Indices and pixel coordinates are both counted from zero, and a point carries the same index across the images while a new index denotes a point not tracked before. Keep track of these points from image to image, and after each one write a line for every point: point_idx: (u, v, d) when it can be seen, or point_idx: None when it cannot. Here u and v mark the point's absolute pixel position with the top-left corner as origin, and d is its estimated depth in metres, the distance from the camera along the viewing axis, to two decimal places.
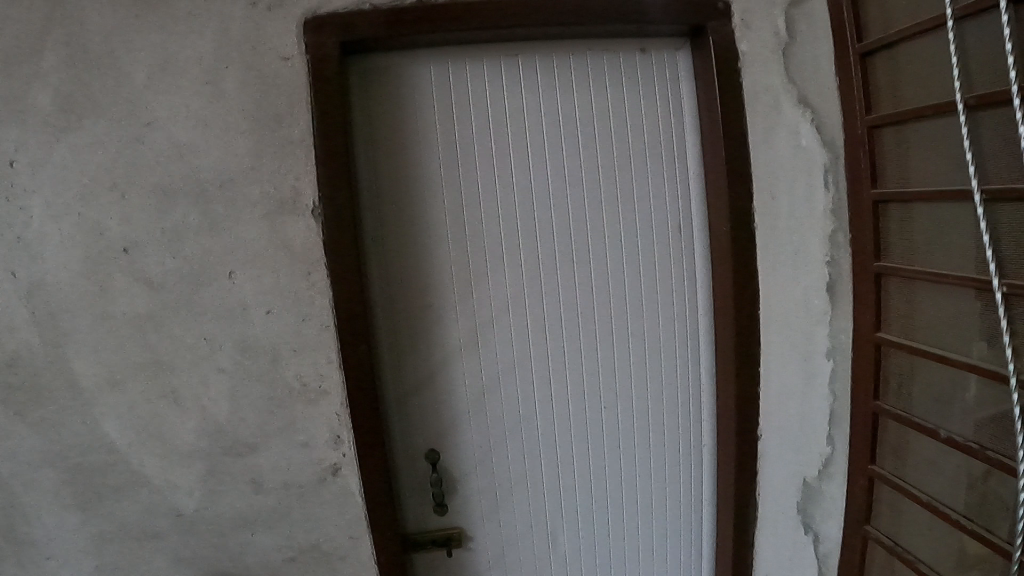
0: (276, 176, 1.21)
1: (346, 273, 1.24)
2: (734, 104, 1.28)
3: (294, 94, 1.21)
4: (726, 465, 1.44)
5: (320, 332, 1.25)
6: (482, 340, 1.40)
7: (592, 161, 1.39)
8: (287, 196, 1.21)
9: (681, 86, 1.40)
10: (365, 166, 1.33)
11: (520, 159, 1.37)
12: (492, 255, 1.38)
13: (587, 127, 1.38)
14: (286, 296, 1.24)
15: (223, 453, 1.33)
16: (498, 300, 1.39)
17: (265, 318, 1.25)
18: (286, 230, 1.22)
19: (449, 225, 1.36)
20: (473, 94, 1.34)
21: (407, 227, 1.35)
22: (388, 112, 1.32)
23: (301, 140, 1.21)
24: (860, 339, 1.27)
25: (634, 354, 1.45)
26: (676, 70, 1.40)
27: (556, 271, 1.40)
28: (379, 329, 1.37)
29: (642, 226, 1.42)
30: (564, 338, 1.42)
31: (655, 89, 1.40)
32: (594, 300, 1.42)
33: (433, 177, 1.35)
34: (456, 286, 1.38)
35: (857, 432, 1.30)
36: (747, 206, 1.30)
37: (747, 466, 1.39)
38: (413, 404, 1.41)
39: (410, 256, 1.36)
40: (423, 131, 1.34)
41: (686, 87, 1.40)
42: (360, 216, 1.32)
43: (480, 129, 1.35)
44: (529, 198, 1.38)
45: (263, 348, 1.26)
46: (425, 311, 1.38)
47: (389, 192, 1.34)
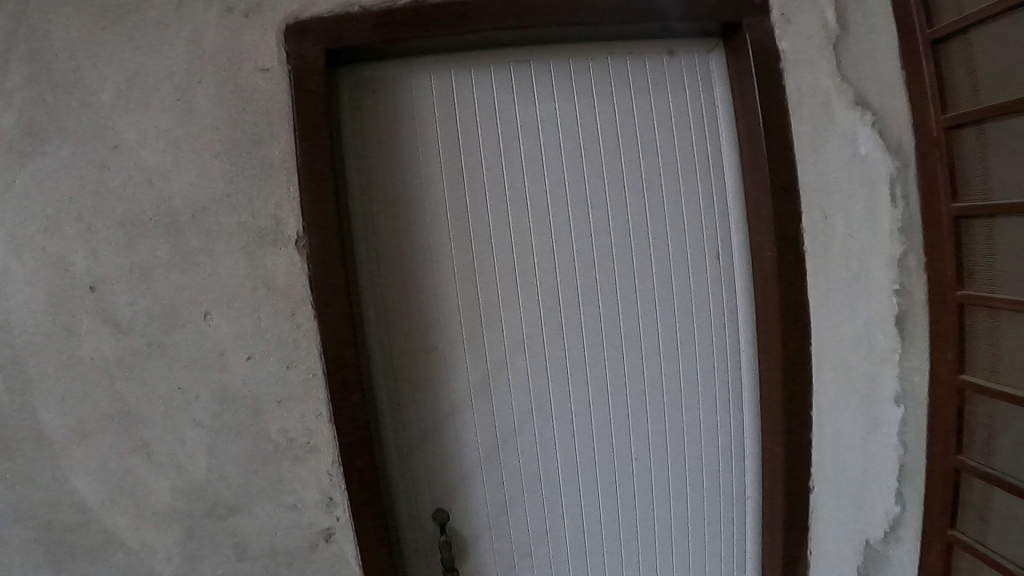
0: (255, 204, 1.07)
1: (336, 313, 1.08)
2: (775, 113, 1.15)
3: (274, 110, 1.07)
4: (772, 515, 1.28)
5: (306, 380, 1.09)
6: (495, 383, 1.23)
7: (616, 180, 1.23)
8: (266, 226, 1.07)
9: (716, 95, 1.24)
10: (359, 189, 1.17)
11: (535, 180, 1.21)
12: (506, 289, 1.22)
13: (609, 142, 1.22)
14: (267, 339, 1.08)
15: (202, 515, 1.18)
16: (513, 339, 1.23)
17: (244, 364, 1.10)
18: (267, 265, 1.07)
19: (457, 255, 1.20)
20: (480, 107, 1.19)
21: (409, 258, 1.19)
22: (384, 128, 1.17)
23: (281, 162, 1.06)
24: (939, 381, 1.07)
25: (668, 398, 1.28)
26: (708, 74, 1.25)
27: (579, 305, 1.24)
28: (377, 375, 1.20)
29: (673, 253, 1.25)
30: (590, 381, 1.25)
31: (684, 97, 1.24)
32: (622, 337, 1.25)
33: (438, 200, 1.19)
34: (464, 324, 1.21)
35: (934, 492, 1.10)
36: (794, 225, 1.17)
37: (797, 513, 1.24)
38: (417, 459, 1.23)
39: (409, 289, 1.20)
40: (425, 149, 1.18)
41: (721, 95, 1.25)
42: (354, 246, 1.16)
43: (490, 146, 1.19)
44: (545, 223, 1.22)
45: (242, 399, 1.11)
46: (427, 351, 1.21)
47: (387, 219, 1.18)
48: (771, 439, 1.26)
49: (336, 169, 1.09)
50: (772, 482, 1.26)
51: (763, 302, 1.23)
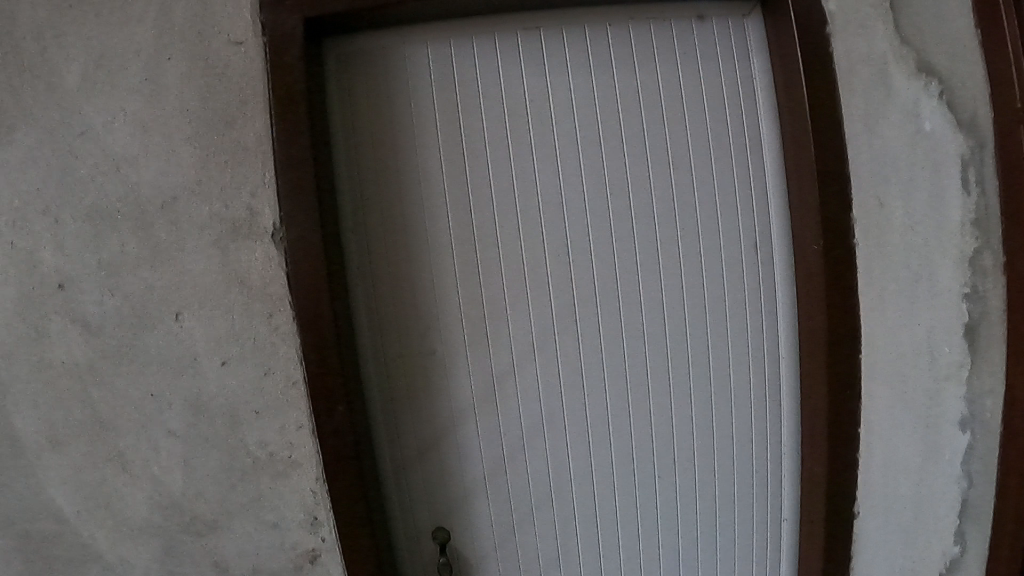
0: (228, 193, 0.96)
1: (319, 317, 0.95)
2: (818, 88, 1.02)
3: (250, 88, 0.96)
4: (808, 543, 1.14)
5: (286, 389, 0.98)
6: (501, 395, 1.09)
7: (638, 164, 1.08)
8: (240, 218, 0.95)
9: (755, 72, 1.11)
10: (344, 176, 1.03)
11: (547, 164, 1.06)
12: (512, 287, 1.07)
13: (631, 122, 1.08)
14: (243, 344, 0.98)
15: (180, 530, 1.09)
16: (521, 344, 1.08)
17: (219, 371, 1.00)
18: (241, 261, 0.96)
19: (459, 250, 1.05)
20: (483, 81, 1.05)
21: (402, 254, 1.05)
22: (374, 106, 1.03)
23: (256, 146, 0.95)
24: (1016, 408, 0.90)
25: (697, 410, 1.14)
26: (744, 42, 1.11)
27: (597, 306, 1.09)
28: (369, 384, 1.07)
29: (704, 247, 1.11)
30: (609, 391, 1.11)
31: (718, 68, 1.10)
32: (645, 343, 1.11)
33: (436, 187, 1.04)
34: (465, 328, 1.07)
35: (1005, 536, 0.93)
36: (842, 217, 1.03)
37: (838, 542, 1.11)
38: (414, 475, 1.11)
39: (406, 289, 1.05)
40: (422, 130, 1.04)
41: (761, 72, 1.11)
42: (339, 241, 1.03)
43: (495, 126, 1.05)
44: (558, 213, 1.07)
45: (219, 408, 1.01)
46: (426, 360, 1.07)
47: (377, 209, 1.04)
48: (812, 457, 1.12)
49: (318, 152, 0.96)
50: (810, 502, 1.13)
51: (808, 305, 1.09)
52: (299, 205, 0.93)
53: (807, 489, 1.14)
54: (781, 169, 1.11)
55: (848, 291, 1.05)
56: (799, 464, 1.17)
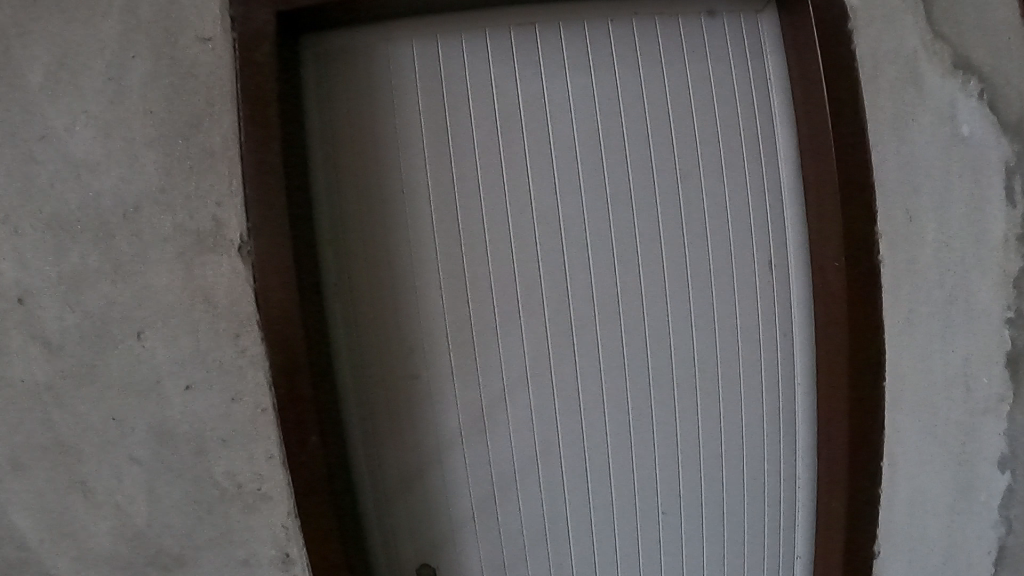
0: (192, 202, 0.88)
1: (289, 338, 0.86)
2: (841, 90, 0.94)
3: (218, 90, 0.88)
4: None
5: (255, 416, 0.90)
6: (491, 423, 1.00)
7: (642, 172, 0.99)
8: (205, 229, 0.87)
9: (769, 73, 1.02)
10: (319, 185, 0.95)
11: (542, 173, 0.97)
12: (502, 305, 0.98)
13: (635, 125, 0.99)
14: (209, 366, 0.90)
15: (146, 563, 1.01)
16: (514, 367, 0.99)
17: (184, 395, 0.92)
18: (205, 277, 0.88)
19: (445, 265, 0.97)
20: (471, 81, 0.96)
21: (382, 269, 0.96)
22: (354, 110, 0.95)
23: (222, 151, 0.87)
24: None
25: (706, 440, 1.05)
26: (758, 40, 1.03)
27: (598, 326, 1.00)
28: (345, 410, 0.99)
29: (714, 263, 1.02)
30: (610, 419, 1.03)
31: (729, 68, 1.02)
32: (650, 367, 1.02)
33: (420, 196, 0.96)
34: (453, 350, 0.98)
35: None
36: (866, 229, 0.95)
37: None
38: (397, 508, 1.03)
39: (388, 307, 0.97)
40: (409, 134, 0.96)
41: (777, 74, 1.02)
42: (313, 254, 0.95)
43: (485, 130, 0.96)
44: (553, 225, 0.98)
45: (184, 435, 0.93)
46: (410, 383, 0.98)
47: (355, 220, 0.96)
48: (829, 491, 1.04)
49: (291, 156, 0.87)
50: (827, 537, 1.05)
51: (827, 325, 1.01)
52: (273, 214, 0.84)
53: (822, 525, 1.06)
54: (797, 178, 1.02)
55: (873, 309, 0.96)
56: (814, 499, 1.08)
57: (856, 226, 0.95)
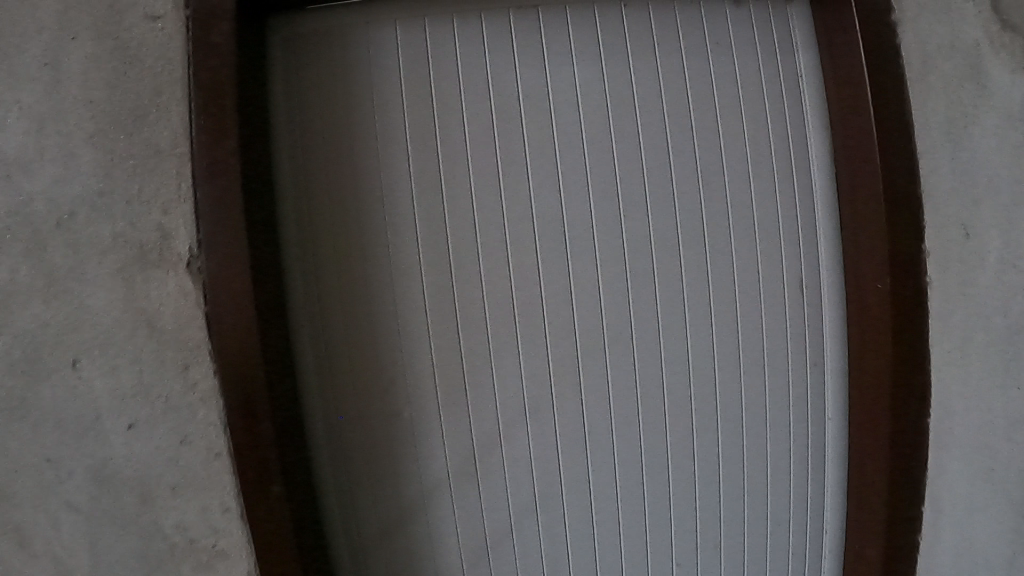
0: (135, 209, 0.75)
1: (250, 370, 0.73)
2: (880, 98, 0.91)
3: (169, 79, 0.76)
4: None
5: (207, 460, 0.77)
6: (484, 469, 0.85)
7: (660, 179, 0.87)
8: (149, 241, 0.74)
9: (801, 78, 0.94)
10: (287, 191, 0.80)
11: (546, 176, 0.84)
12: (498, 331, 0.83)
13: (652, 126, 0.87)
14: (154, 401, 0.77)
15: None
16: (510, 404, 0.84)
17: (126, 435, 0.78)
18: (148, 297, 0.75)
19: (431, 283, 0.82)
20: (463, 69, 0.83)
21: (357, 289, 0.81)
22: (329, 103, 0.81)
23: (171, 149, 0.74)
24: None
25: (730, 484, 0.93)
26: (790, 36, 0.95)
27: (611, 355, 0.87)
28: (315, 457, 0.83)
29: (738, 285, 0.90)
30: (621, 462, 0.89)
31: (756, 63, 0.92)
32: (667, 402, 0.89)
33: (403, 203, 0.81)
34: (441, 384, 0.83)
35: None
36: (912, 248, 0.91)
37: None
38: (375, 566, 0.88)
39: (366, 336, 0.81)
40: (392, 131, 0.81)
41: (809, 82, 0.94)
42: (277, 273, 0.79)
43: (480, 125, 0.83)
44: (559, 238, 0.84)
45: (128, 481, 0.80)
46: (391, 426, 0.83)
47: (328, 232, 0.80)
48: (863, 537, 0.96)
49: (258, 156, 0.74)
50: None
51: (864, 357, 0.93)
52: (234, 223, 0.71)
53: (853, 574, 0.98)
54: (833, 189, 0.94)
55: (915, 334, 0.92)
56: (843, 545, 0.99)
57: (902, 248, 0.91)
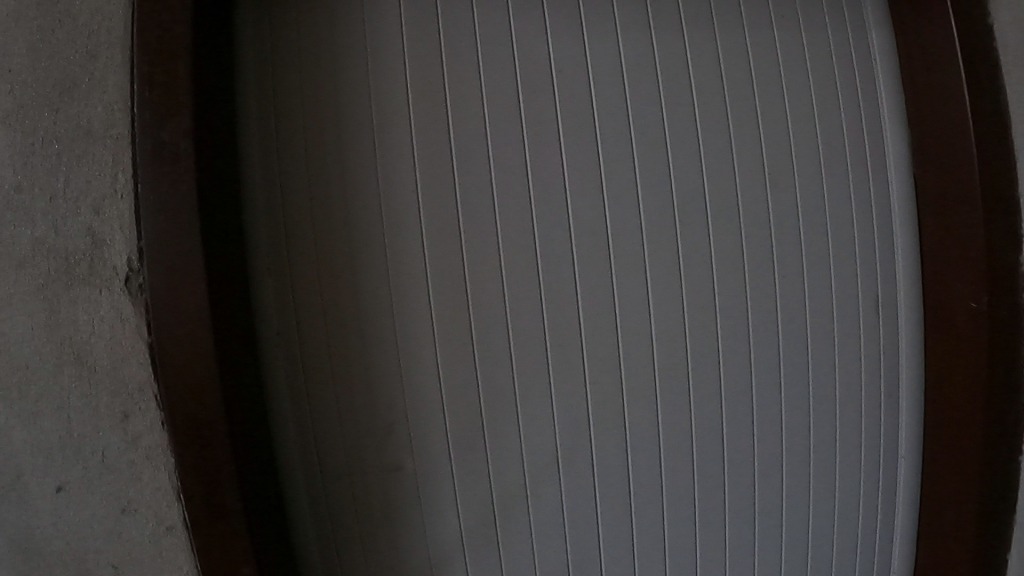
0: (60, 209, 0.58)
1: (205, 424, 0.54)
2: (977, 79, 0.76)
3: (107, 40, 0.59)
4: None
5: (156, 530, 0.61)
6: (505, 536, 0.67)
7: (724, 176, 0.70)
8: (79, 251, 0.57)
9: (874, 57, 0.79)
10: (258, 189, 0.61)
11: (587, 164, 0.65)
12: (524, 362, 0.64)
13: (712, 106, 0.70)
14: (87, 457, 0.59)
15: None
16: (540, 454, 0.66)
17: (54, 500, 0.61)
18: (78, 324, 0.58)
19: (439, 306, 0.62)
20: (480, 26, 0.65)
21: (348, 319, 0.62)
22: (312, 75, 0.62)
23: (105, 130, 0.58)
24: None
25: (798, 543, 0.77)
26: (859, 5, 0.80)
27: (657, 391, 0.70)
28: (299, 529, 0.66)
29: (815, 305, 0.74)
30: (671, 521, 0.72)
31: (827, 37, 0.77)
32: (726, 448, 0.72)
33: (403, 202, 0.62)
34: (453, 435, 0.64)
35: None
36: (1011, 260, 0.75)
37: None
38: None
39: (357, 380, 0.62)
40: (391, 108, 0.62)
41: (883, 63, 0.79)
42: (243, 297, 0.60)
43: (503, 97, 0.64)
44: (602, 243, 0.65)
45: (58, 558, 0.62)
46: (389, 492, 0.64)
47: (308, 243, 0.61)
48: None
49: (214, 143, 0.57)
50: None
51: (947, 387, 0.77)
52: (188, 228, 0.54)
53: None
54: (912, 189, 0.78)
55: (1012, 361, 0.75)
56: None
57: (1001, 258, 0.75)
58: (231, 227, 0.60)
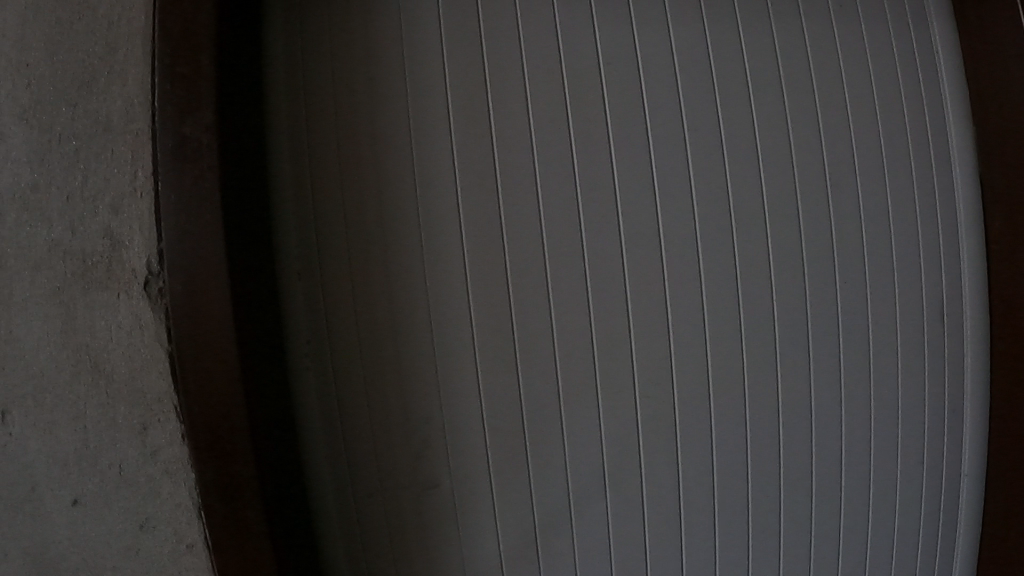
0: (76, 208, 0.54)
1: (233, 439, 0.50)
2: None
3: (128, 30, 0.56)
4: None
5: (177, 547, 0.57)
6: (546, 558, 0.62)
7: (781, 177, 0.67)
8: (96, 251, 0.54)
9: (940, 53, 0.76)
10: (286, 187, 0.57)
11: (638, 163, 0.62)
12: (570, 373, 0.60)
13: (769, 104, 0.67)
14: (104, 470, 0.56)
15: None
16: (586, 472, 0.61)
17: (70, 514, 0.57)
18: (95, 329, 0.54)
19: (479, 312, 0.58)
20: (524, 18, 0.62)
21: (382, 326, 0.58)
22: (344, 67, 0.59)
23: (124, 125, 0.55)
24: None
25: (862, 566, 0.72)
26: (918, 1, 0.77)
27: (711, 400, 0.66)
28: (328, 549, 0.61)
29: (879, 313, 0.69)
30: (723, 544, 0.67)
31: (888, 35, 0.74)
32: (784, 463, 0.68)
33: (441, 201, 0.58)
34: (493, 448, 0.60)
35: None
36: None
37: None
38: None
39: (391, 388, 0.58)
40: (429, 102, 0.59)
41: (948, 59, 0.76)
42: (269, 303, 0.56)
43: (549, 92, 0.61)
44: (654, 246, 0.62)
45: (75, 575, 0.58)
46: (424, 509, 0.60)
47: (340, 244, 0.57)
48: None
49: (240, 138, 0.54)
50: None
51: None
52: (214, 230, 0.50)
53: None
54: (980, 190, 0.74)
55: None
56: None
57: None
58: (258, 226, 0.56)
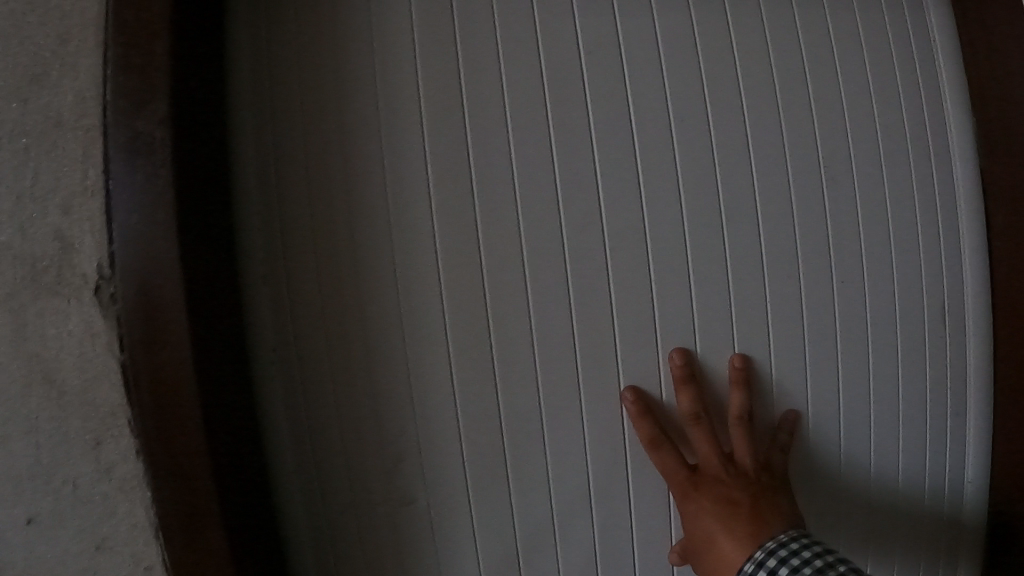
0: (25, 209, 0.51)
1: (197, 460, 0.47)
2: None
3: (81, 20, 0.52)
4: None
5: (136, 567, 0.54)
6: (529, 571, 0.60)
7: (773, 178, 0.66)
8: (46, 255, 0.51)
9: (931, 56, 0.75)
10: (251, 182, 0.54)
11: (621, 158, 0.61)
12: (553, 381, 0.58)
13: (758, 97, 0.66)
14: (57, 486, 0.53)
15: None
16: (570, 479, 0.59)
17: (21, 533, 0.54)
18: (45, 337, 0.51)
19: (453, 314, 0.56)
20: (505, 15, 0.60)
21: (356, 328, 0.54)
22: (315, 58, 0.56)
23: (76, 121, 0.51)
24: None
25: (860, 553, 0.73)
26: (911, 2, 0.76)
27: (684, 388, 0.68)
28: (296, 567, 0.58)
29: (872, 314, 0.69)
30: None
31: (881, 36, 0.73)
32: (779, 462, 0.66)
33: (416, 197, 0.56)
34: (471, 456, 0.57)
35: None
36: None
37: None
38: None
39: (362, 393, 0.55)
40: (403, 94, 0.56)
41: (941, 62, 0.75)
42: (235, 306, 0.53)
43: (528, 87, 0.59)
44: (637, 243, 0.61)
45: None
46: (397, 521, 0.57)
47: (309, 242, 0.54)
48: None
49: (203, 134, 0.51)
50: None
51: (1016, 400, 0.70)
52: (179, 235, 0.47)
53: None
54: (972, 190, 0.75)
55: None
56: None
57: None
58: (222, 225, 0.52)
